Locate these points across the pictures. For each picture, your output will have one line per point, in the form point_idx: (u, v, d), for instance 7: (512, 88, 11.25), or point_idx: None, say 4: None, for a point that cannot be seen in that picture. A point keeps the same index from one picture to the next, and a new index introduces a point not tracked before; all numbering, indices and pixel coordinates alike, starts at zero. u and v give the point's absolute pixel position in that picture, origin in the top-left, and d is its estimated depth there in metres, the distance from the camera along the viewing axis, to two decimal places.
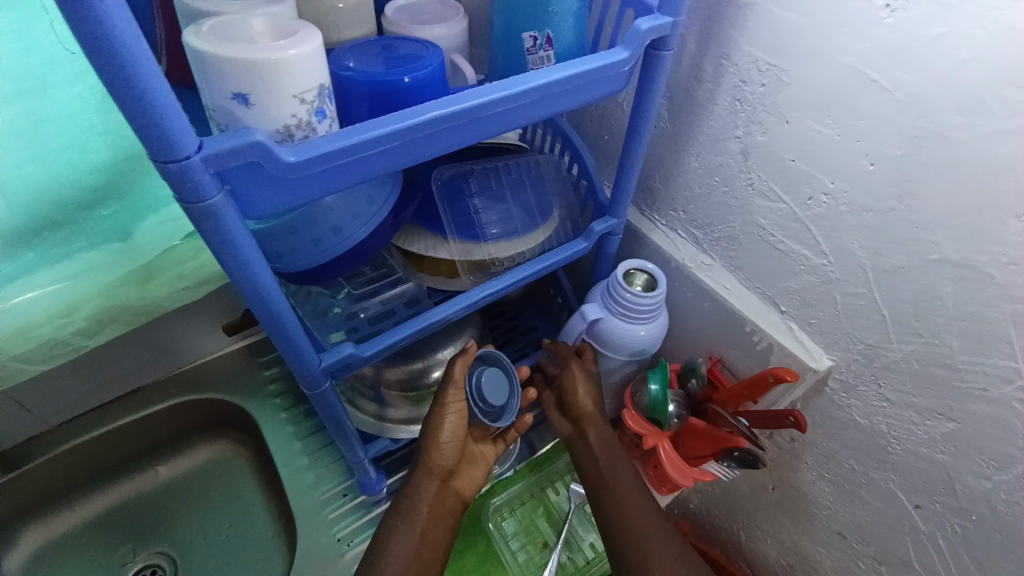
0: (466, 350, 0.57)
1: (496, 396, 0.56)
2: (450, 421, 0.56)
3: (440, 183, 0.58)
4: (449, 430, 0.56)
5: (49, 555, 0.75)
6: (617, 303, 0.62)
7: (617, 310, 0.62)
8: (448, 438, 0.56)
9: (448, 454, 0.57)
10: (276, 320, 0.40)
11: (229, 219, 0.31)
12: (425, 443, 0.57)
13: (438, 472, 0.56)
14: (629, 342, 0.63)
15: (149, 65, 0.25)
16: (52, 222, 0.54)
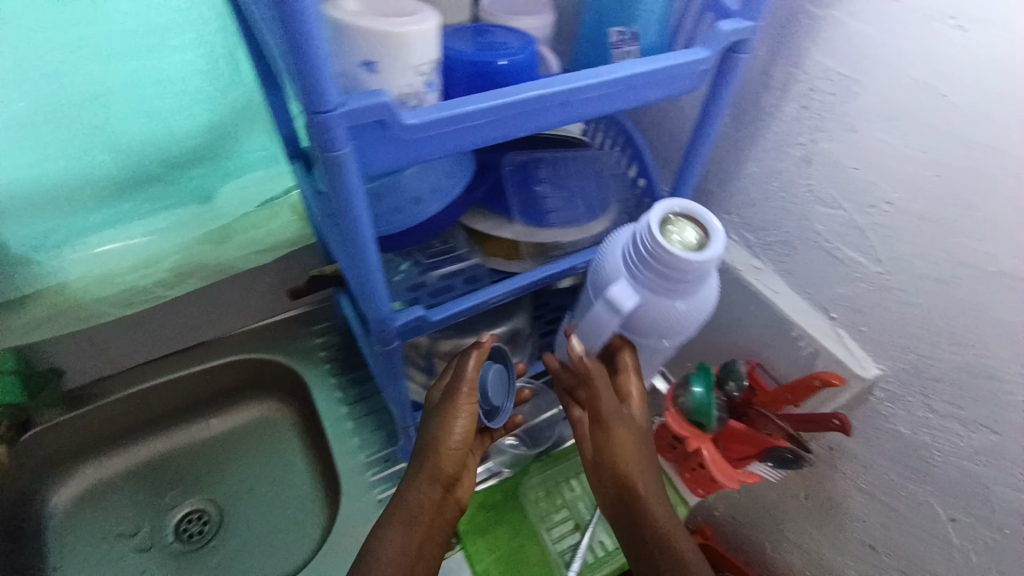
0: (481, 345, 0.56)
1: (495, 394, 0.60)
2: (460, 424, 0.54)
3: (510, 168, 0.62)
4: (459, 432, 0.53)
5: (103, 491, 0.79)
6: (658, 275, 0.46)
7: (657, 283, 0.47)
8: (456, 442, 0.53)
9: (452, 461, 0.53)
10: (366, 275, 0.44)
11: (352, 172, 0.35)
12: (429, 449, 0.53)
13: (442, 481, 0.53)
14: (672, 319, 0.51)
15: (318, 24, 0.29)
16: (151, 176, 0.65)
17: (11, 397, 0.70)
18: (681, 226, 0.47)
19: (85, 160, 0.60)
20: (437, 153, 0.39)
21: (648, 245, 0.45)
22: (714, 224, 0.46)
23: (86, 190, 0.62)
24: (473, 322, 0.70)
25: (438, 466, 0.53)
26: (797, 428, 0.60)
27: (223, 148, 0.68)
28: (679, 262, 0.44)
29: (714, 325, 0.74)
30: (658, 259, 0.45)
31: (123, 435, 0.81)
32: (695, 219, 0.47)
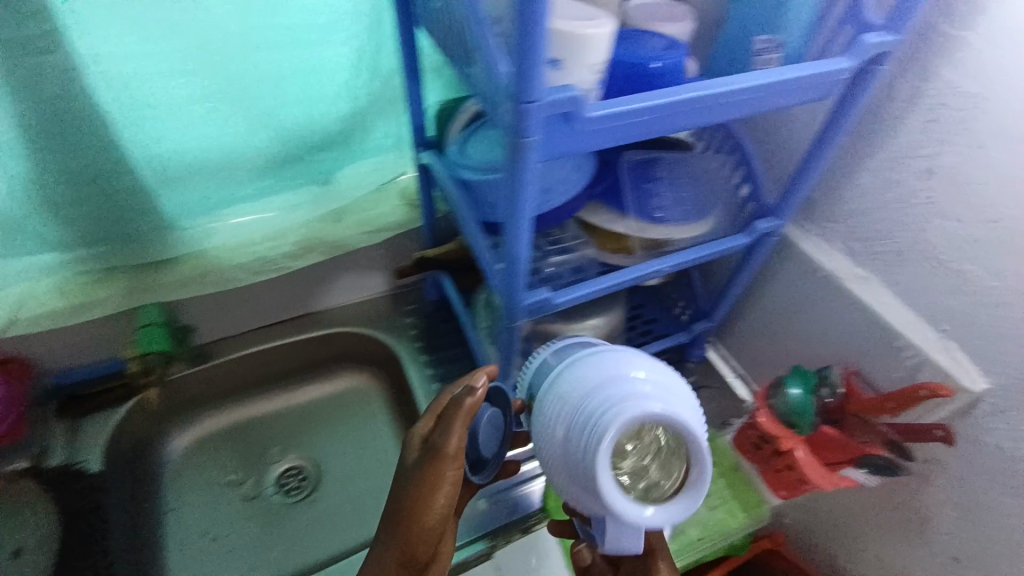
0: (472, 402, 0.48)
1: (487, 443, 0.63)
2: (443, 493, 0.48)
3: (629, 166, 0.64)
4: (441, 503, 0.47)
5: (213, 443, 0.84)
6: (596, 502, 0.42)
7: (588, 502, 0.43)
8: (436, 511, 0.47)
9: (432, 535, 0.48)
10: (514, 253, 0.48)
11: (534, 157, 0.39)
12: (403, 516, 0.47)
13: (411, 556, 0.48)
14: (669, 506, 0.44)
15: (546, 24, 0.33)
16: (293, 157, 0.70)
17: (161, 347, 0.76)
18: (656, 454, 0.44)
19: (244, 138, 0.65)
20: (599, 146, 0.42)
21: (590, 464, 0.41)
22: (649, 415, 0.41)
23: (237, 167, 0.67)
24: (573, 312, 0.73)
25: (415, 541, 0.48)
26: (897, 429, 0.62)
27: (355, 133, 0.72)
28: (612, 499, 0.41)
29: (810, 333, 0.75)
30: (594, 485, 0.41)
31: (230, 394, 0.86)
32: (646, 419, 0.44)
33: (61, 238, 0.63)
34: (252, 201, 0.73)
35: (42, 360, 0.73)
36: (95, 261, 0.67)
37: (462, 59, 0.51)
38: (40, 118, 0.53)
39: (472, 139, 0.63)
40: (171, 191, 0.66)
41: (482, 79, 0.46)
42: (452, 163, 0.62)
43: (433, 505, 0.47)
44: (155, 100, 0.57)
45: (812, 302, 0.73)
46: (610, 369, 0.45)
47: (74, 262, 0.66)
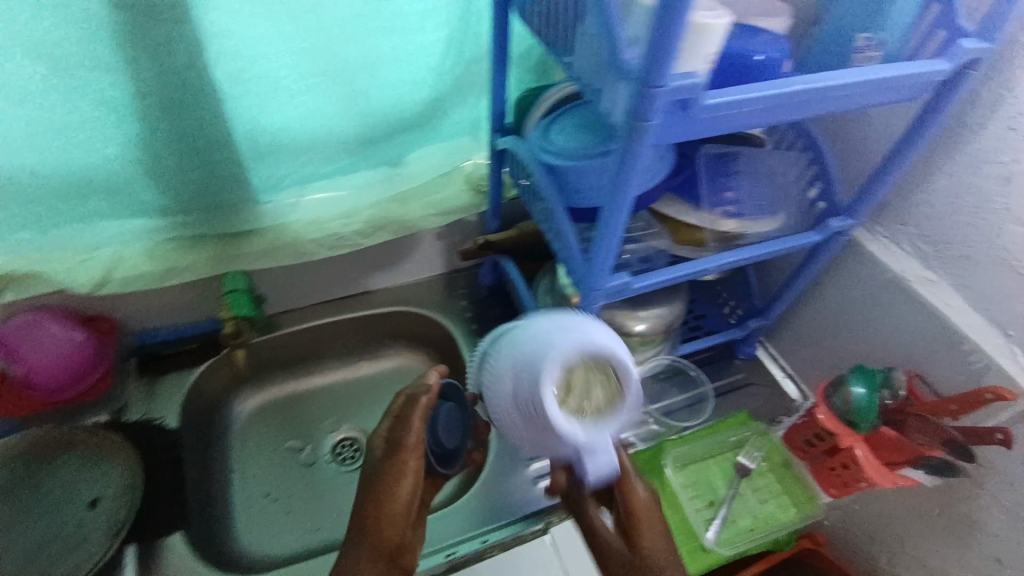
0: (426, 401, 0.58)
1: (450, 436, 0.66)
2: (406, 481, 0.54)
3: (705, 160, 0.65)
4: (405, 491, 0.54)
5: (278, 409, 0.87)
6: (545, 429, 0.47)
7: (540, 432, 0.48)
8: (402, 500, 0.53)
9: (399, 519, 0.53)
10: (608, 234, 0.50)
11: (649, 140, 0.41)
12: (371, 510, 0.53)
13: (384, 547, 0.52)
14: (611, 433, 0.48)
15: (689, 11, 0.34)
16: (375, 138, 0.73)
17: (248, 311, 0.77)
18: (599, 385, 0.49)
19: (335, 118, 0.68)
20: (704, 134, 0.44)
21: (537, 391, 0.46)
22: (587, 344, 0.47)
23: (325, 145, 0.70)
24: (636, 300, 0.75)
25: (381, 526, 0.52)
26: (960, 430, 0.62)
27: (433, 117, 0.75)
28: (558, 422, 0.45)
29: (870, 335, 0.76)
30: (541, 411, 0.46)
31: (295, 363, 0.90)
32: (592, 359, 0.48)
33: (158, 203, 0.66)
34: (335, 177, 0.76)
35: (126, 318, 0.75)
36: (185, 227, 0.69)
37: (561, 45, 0.53)
38: (158, 83, 0.56)
39: (555, 126, 0.64)
40: (261, 166, 0.69)
41: (590, 64, 0.47)
42: (535, 147, 0.63)
43: (398, 493, 0.53)
44: (266, 74, 0.60)
45: (874, 303, 0.74)
46: (540, 319, 0.52)
47: (163, 228, 0.68)
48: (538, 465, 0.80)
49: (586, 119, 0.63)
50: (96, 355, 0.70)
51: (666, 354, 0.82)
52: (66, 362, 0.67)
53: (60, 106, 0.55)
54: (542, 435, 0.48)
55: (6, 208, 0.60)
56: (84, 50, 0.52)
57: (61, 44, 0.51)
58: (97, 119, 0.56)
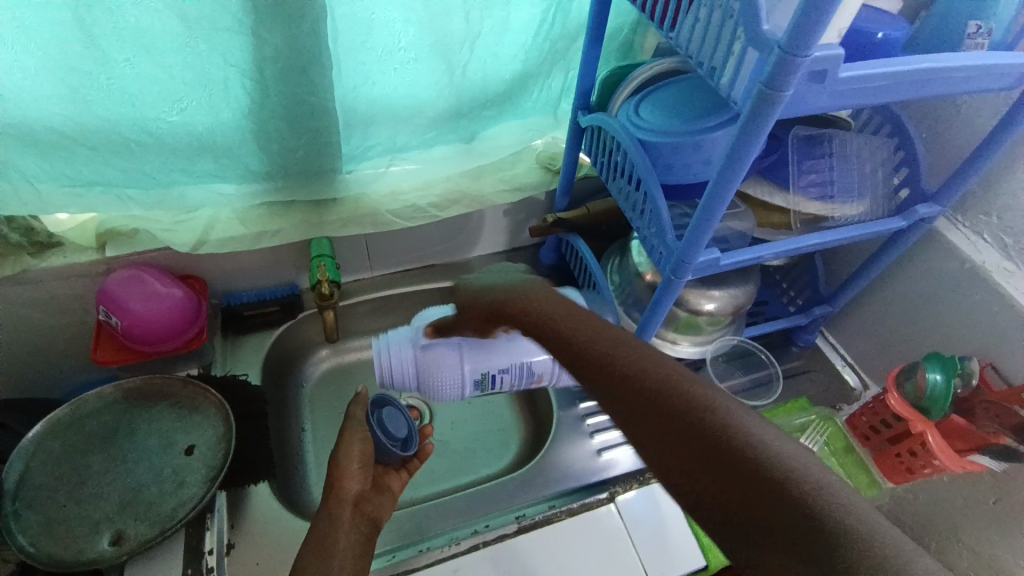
0: (360, 394, 0.72)
1: (398, 429, 0.70)
2: (355, 447, 0.68)
3: (796, 141, 0.66)
4: (353, 457, 0.68)
5: (346, 373, 0.91)
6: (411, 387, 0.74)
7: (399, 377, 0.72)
8: (353, 465, 0.67)
9: (358, 481, 0.67)
10: (712, 207, 0.51)
11: (779, 110, 0.42)
12: (333, 475, 0.67)
13: (345, 497, 0.65)
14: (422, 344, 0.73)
15: None
16: (460, 112, 0.75)
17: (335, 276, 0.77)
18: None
19: (428, 90, 0.70)
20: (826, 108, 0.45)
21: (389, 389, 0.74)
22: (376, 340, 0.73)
23: (412, 118, 0.73)
24: (708, 280, 0.76)
25: (340, 490, 0.66)
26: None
27: (516, 94, 0.77)
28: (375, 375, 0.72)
29: (941, 324, 0.76)
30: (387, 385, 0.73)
31: (363, 331, 0.93)
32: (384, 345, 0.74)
33: (258, 167, 0.68)
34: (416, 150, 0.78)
35: (212, 282, 0.80)
36: (278, 193, 0.72)
37: (666, 22, 0.54)
38: (271, 48, 0.58)
39: (644, 105, 0.66)
40: (352, 135, 0.71)
41: (708, 38, 0.48)
42: (625, 125, 0.64)
43: (348, 460, 0.68)
44: (377, 46, 0.63)
45: (948, 292, 0.74)
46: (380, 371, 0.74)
47: (257, 191, 0.71)
48: (602, 438, 0.82)
49: (676, 98, 0.64)
50: (195, 310, 0.74)
51: (731, 336, 0.83)
52: (170, 313, 0.71)
53: (184, 67, 0.57)
54: (433, 378, 0.72)
55: (125, 165, 0.63)
56: (212, 12, 0.54)
57: (191, 6, 0.53)
58: (216, 82, 0.60)
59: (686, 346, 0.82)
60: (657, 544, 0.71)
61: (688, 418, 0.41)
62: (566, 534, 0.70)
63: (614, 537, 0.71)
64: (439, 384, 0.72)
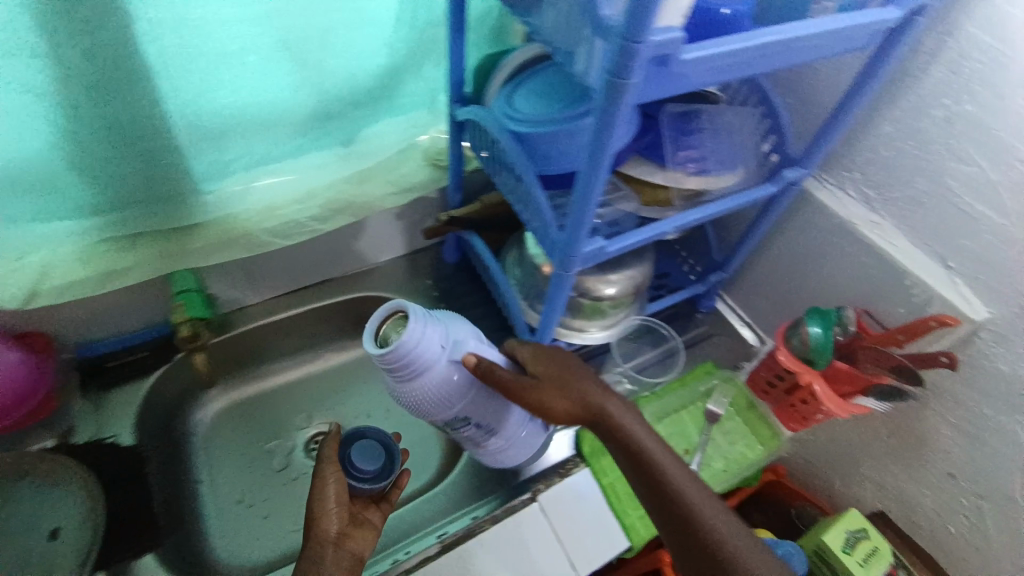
0: (332, 433, 0.65)
1: (365, 463, 0.63)
2: (331, 487, 0.61)
3: (669, 118, 0.67)
4: (331, 494, 0.60)
5: (238, 412, 0.84)
6: (387, 372, 0.56)
7: (412, 373, 0.55)
8: (331, 504, 0.60)
9: (334, 518, 0.60)
10: (586, 200, 0.50)
11: (630, 97, 0.40)
12: (309, 520, 0.60)
13: (322, 540, 0.58)
14: (420, 361, 0.55)
15: None
16: (326, 114, 0.68)
17: (201, 314, 0.73)
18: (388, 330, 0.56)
19: (283, 94, 0.63)
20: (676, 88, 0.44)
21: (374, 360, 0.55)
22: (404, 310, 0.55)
23: (272, 126, 0.66)
24: (605, 264, 0.76)
25: (319, 528, 0.59)
26: (906, 355, 0.66)
27: (387, 90, 0.71)
28: (399, 351, 0.53)
29: (822, 278, 0.80)
30: (386, 363, 0.54)
31: (257, 362, 0.87)
32: (399, 315, 0.56)
33: (94, 199, 0.60)
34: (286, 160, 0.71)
35: (65, 333, 0.71)
36: (129, 224, 0.64)
37: (524, 7, 0.52)
38: (70, 63, 0.50)
39: (518, 92, 0.63)
40: (203, 152, 0.64)
41: (564, 23, 0.46)
42: (501, 115, 0.61)
43: (327, 500, 0.60)
44: (209, 50, 0.56)
45: (825, 248, 0.78)
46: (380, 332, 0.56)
47: (100, 228, 0.63)
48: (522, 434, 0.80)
49: (549, 83, 0.62)
50: (32, 368, 0.67)
51: (636, 315, 0.83)
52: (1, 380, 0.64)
53: None
54: (407, 387, 0.57)
55: None
56: None
57: None
58: (16, 109, 0.51)
59: (595, 331, 0.81)
60: (583, 537, 0.70)
61: (712, 543, 0.56)
62: (494, 542, 0.68)
63: (541, 535, 0.69)
64: (427, 391, 0.58)
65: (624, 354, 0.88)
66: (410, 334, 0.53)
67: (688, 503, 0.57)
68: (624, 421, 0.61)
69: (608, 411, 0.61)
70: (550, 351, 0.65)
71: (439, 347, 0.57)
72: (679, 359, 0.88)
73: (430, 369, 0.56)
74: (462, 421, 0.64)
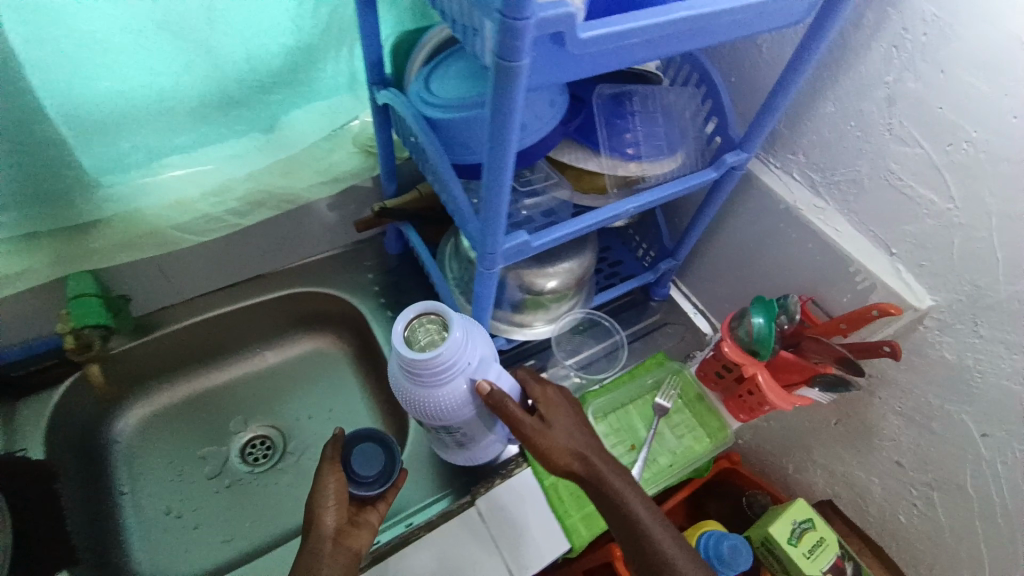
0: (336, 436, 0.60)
1: (364, 468, 0.59)
2: (331, 484, 0.56)
3: (602, 100, 0.63)
4: (330, 492, 0.56)
5: (164, 419, 0.80)
6: (416, 377, 0.52)
7: (433, 381, 0.53)
8: (330, 502, 0.55)
9: (333, 515, 0.55)
10: (497, 195, 0.46)
11: (522, 83, 0.36)
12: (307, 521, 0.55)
13: (320, 540, 0.53)
14: (451, 368, 0.53)
15: None
16: (232, 99, 0.63)
17: (99, 320, 0.66)
18: (417, 327, 0.54)
19: (177, 79, 0.58)
20: (579, 71, 0.40)
21: (400, 358, 0.52)
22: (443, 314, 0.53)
23: (171, 113, 0.60)
24: (543, 256, 0.72)
25: (316, 528, 0.54)
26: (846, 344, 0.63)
27: (302, 73, 0.66)
28: (433, 358, 0.51)
29: (771, 265, 0.78)
30: (418, 366, 0.51)
31: (185, 365, 0.82)
32: (434, 318, 0.54)
33: None
34: (193, 151, 0.65)
35: None
36: (14, 225, 0.58)
37: None
38: None
39: (436, 74, 0.58)
40: (93, 144, 0.58)
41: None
42: (416, 101, 0.57)
43: (326, 498, 0.55)
44: (78, 30, 0.50)
45: (772, 234, 0.75)
46: (410, 334, 0.53)
47: None
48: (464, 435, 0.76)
49: (468, 64, 0.57)
50: None
51: (580, 308, 0.80)
52: None
53: None
54: (429, 393, 0.54)
55: None
56: None
57: None
58: None
59: (539, 325, 0.78)
60: (520, 538, 0.67)
61: None
62: (427, 549, 0.65)
63: (476, 539, 0.66)
64: (450, 402, 0.55)
65: (572, 346, 0.85)
66: (450, 345, 0.51)
67: (664, 560, 0.54)
68: (620, 486, 0.56)
69: (603, 473, 0.56)
70: (554, 393, 0.62)
71: (469, 357, 0.54)
72: (622, 352, 0.86)
73: (458, 378, 0.54)
74: (450, 433, 0.61)
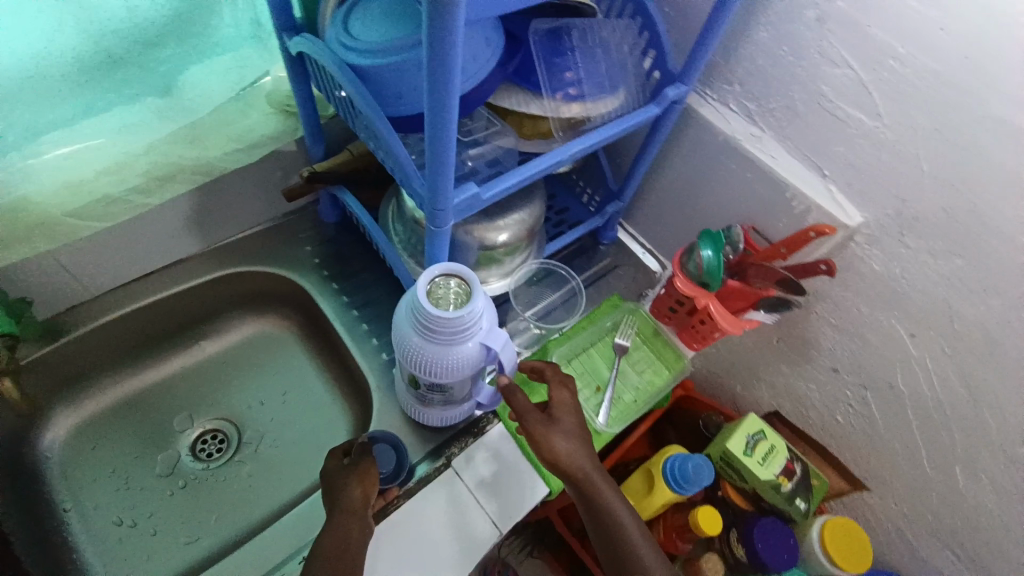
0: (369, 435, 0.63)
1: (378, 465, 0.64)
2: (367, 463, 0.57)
3: (537, 38, 0.60)
4: (363, 470, 0.56)
5: (95, 427, 0.73)
6: (434, 335, 0.52)
7: (449, 342, 0.52)
8: (364, 478, 0.56)
9: (364, 489, 0.55)
10: (443, 144, 0.42)
11: (461, 13, 0.33)
12: (330, 489, 0.55)
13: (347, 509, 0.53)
14: (470, 331, 0.52)
15: None
16: (114, 57, 0.61)
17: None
18: (440, 285, 0.53)
19: (51, 41, 0.57)
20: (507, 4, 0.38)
21: (421, 313, 0.51)
22: (466, 275, 0.53)
23: (54, 77, 0.59)
24: (492, 209, 0.70)
25: (344, 494, 0.54)
26: (787, 268, 0.66)
27: (188, 25, 0.65)
28: (455, 318, 0.50)
29: (713, 197, 0.79)
30: (439, 325, 0.51)
31: (110, 365, 0.75)
32: (457, 279, 0.54)
33: None
34: (88, 120, 0.63)
35: None
36: None
37: None
38: None
39: (354, 16, 0.52)
40: None
41: None
42: (336, 48, 0.51)
43: (357, 474, 0.56)
44: None
45: (712, 167, 0.76)
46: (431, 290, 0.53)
47: None
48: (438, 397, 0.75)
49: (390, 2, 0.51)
50: None
51: (533, 259, 0.79)
52: None
53: None
54: (444, 353, 0.53)
55: None
56: None
57: None
58: None
59: (494, 281, 0.76)
60: (500, 490, 0.66)
61: None
62: (409, 519, 0.63)
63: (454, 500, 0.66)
64: (464, 364, 0.55)
65: (528, 299, 0.85)
66: (473, 310, 0.51)
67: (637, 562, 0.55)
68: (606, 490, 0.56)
69: (594, 476, 0.55)
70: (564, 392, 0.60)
71: (485, 325, 0.54)
72: (580, 299, 0.87)
73: (474, 342, 0.54)
74: (439, 392, 0.61)
